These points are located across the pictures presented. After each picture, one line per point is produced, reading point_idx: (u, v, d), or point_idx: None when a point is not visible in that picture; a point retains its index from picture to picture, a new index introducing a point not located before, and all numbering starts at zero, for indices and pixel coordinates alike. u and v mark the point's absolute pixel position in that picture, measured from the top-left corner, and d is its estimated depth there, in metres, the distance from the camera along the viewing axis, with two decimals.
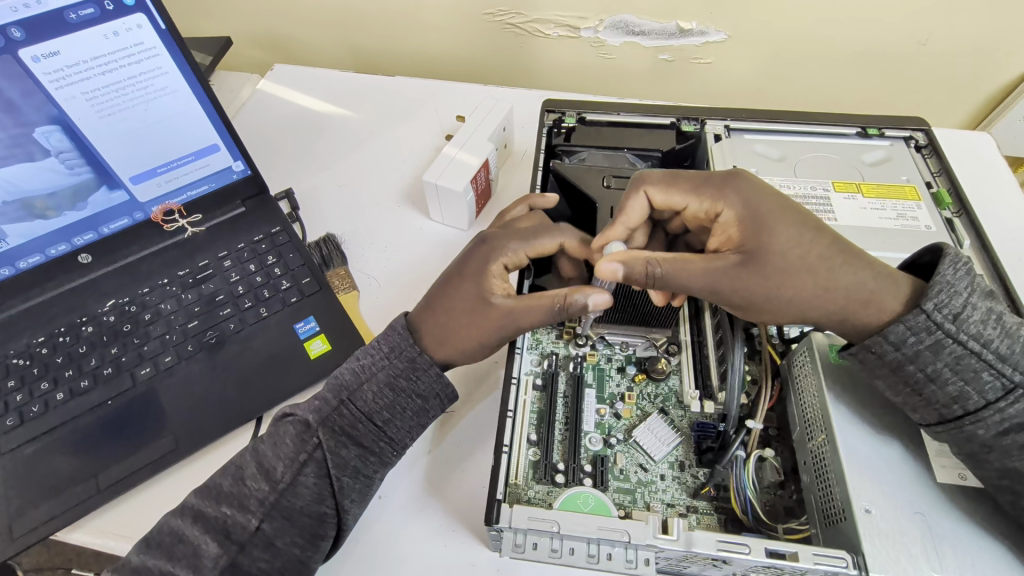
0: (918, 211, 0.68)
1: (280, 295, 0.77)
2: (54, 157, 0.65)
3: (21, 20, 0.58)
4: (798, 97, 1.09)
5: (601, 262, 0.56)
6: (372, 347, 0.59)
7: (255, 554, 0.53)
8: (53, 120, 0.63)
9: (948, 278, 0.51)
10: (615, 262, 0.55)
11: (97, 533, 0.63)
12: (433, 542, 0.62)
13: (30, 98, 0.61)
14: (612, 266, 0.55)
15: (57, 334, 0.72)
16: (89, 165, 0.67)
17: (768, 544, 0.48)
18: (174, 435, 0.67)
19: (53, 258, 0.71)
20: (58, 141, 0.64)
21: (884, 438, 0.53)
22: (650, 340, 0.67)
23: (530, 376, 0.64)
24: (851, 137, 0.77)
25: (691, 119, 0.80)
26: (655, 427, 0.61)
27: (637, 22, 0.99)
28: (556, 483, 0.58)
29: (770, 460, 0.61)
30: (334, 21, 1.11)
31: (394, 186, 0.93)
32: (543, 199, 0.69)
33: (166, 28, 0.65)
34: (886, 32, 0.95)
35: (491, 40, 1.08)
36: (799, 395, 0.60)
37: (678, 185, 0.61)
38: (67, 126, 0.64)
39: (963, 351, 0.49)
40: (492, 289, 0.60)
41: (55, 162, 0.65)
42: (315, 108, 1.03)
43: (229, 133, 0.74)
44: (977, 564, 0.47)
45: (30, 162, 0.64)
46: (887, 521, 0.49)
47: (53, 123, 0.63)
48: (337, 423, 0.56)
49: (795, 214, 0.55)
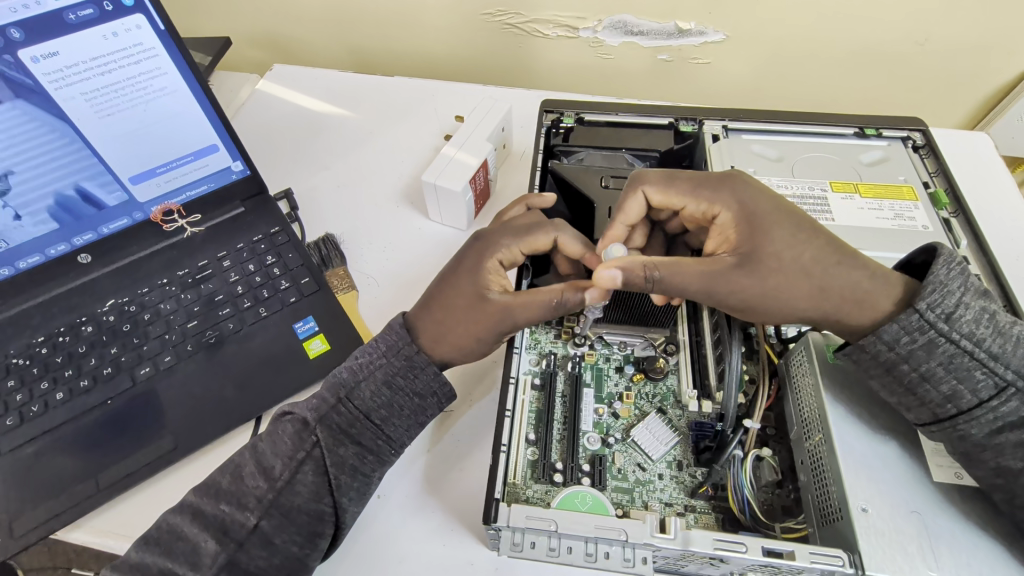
0: (915, 212, 0.68)
1: (280, 295, 0.77)
2: (56, 160, 0.65)
3: (21, 21, 0.58)
4: (797, 97, 1.09)
5: (599, 269, 0.56)
6: (370, 346, 0.59)
7: (253, 552, 0.53)
8: (54, 121, 0.63)
9: (941, 277, 0.51)
10: (613, 269, 0.55)
11: (97, 533, 0.63)
12: (431, 541, 0.62)
13: (30, 99, 0.61)
14: (610, 273, 0.55)
15: (57, 334, 0.72)
16: (89, 165, 0.68)
17: (765, 542, 0.48)
18: (174, 434, 0.67)
19: (53, 258, 0.71)
20: (60, 143, 0.65)
21: (880, 437, 0.53)
22: (649, 340, 0.67)
23: (528, 375, 0.64)
24: (848, 137, 0.77)
25: (689, 120, 0.80)
26: (653, 426, 0.62)
27: (636, 23, 0.99)
28: (554, 482, 0.58)
29: (767, 459, 0.61)
30: (334, 21, 1.11)
31: (393, 186, 0.93)
32: (540, 199, 0.69)
33: (165, 29, 0.65)
34: (884, 33, 0.95)
35: (490, 40, 1.08)
36: (796, 395, 0.60)
37: (675, 186, 0.61)
38: (68, 127, 0.64)
39: (956, 350, 0.49)
40: (489, 285, 0.60)
41: (55, 163, 0.65)
42: (314, 108, 1.03)
43: (228, 133, 0.74)
44: (973, 562, 0.48)
45: (32, 168, 0.64)
46: (884, 520, 0.49)
47: (54, 125, 0.64)
48: (335, 421, 0.56)
49: (791, 215, 0.56)
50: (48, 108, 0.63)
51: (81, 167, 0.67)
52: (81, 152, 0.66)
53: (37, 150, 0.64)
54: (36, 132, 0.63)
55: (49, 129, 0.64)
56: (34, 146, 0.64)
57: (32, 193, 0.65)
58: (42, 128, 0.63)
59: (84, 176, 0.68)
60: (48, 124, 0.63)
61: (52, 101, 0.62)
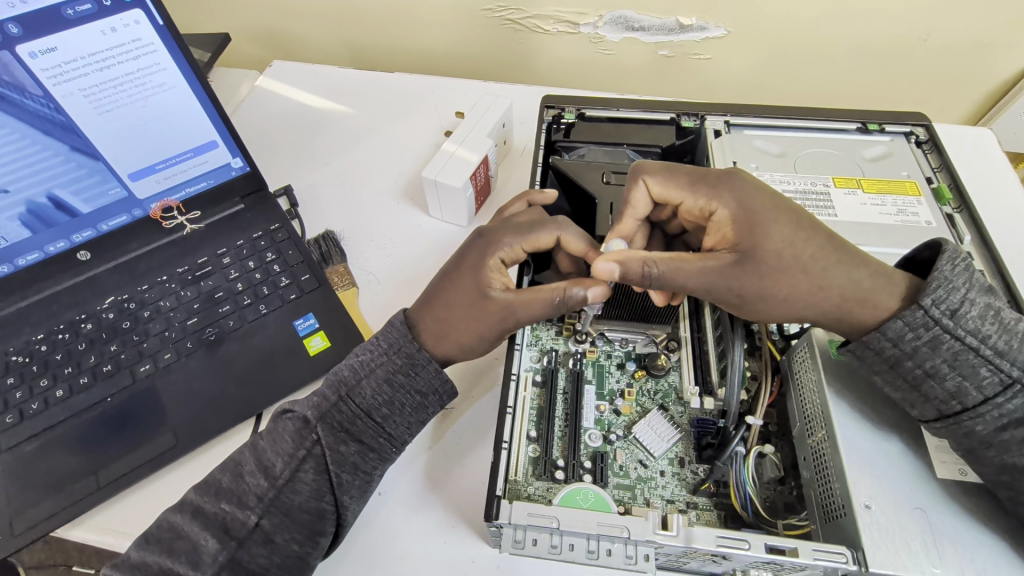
0: (918, 207, 0.68)
1: (279, 291, 0.77)
2: (34, 163, 0.64)
3: (18, 16, 0.57)
4: (798, 92, 1.09)
5: (597, 260, 0.56)
6: (372, 343, 0.59)
7: (253, 550, 0.53)
8: (25, 125, 0.62)
9: (946, 274, 0.50)
10: (610, 262, 0.55)
11: (96, 530, 0.63)
12: (434, 538, 0.62)
13: (3, 106, 0.60)
14: (608, 265, 0.55)
15: (56, 331, 0.72)
16: (69, 168, 0.66)
17: (768, 539, 0.48)
18: (174, 431, 0.67)
19: (51, 254, 0.71)
20: (41, 145, 0.64)
21: (883, 433, 0.53)
22: (651, 336, 0.67)
23: (529, 372, 0.64)
24: (851, 132, 0.77)
25: (690, 115, 0.79)
26: (656, 423, 0.61)
27: (637, 18, 0.99)
28: (555, 479, 0.58)
29: (770, 456, 0.60)
30: (333, 18, 1.11)
31: (394, 183, 0.92)
32: (541, 195, 0.69)
33: (164, 25, 0.65)
34: (886, 27, 0.95)
35: (491, 36, 1.07)
36: (799, 391, 0.60)
37: (675, 180, 0.60)
38: (36, 132, 0.63)
39: (961, 347, 0.49)
40: (490, 282, 0.60)
41: (29, 168, 0.64)
42: (314, 104, 1.03)
43: (228, 130, 0.74)
44: (978, 559, 0.47)
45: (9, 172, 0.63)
46: (887, 516, 0.48)
47: (22, 130, 0.62)
48: (337, 418, 0.56)
49: (789, 213, 0.55)
50: (17, 114, 0.61)
51: (58, 169, 0.66)
52: (53, 156, 0.65)
53: (9, 155, 0.62)
54: (7, 140, 0.61)
55: (20, 135, 0.62)
56: (7, 151, 0.62)
57: (11, 198, 0.64)
58: (12, 134, 0.61)
59: (61, 179, 0.66)
60: (20, 130, 0.62)
61: (23, 108, 0.61)
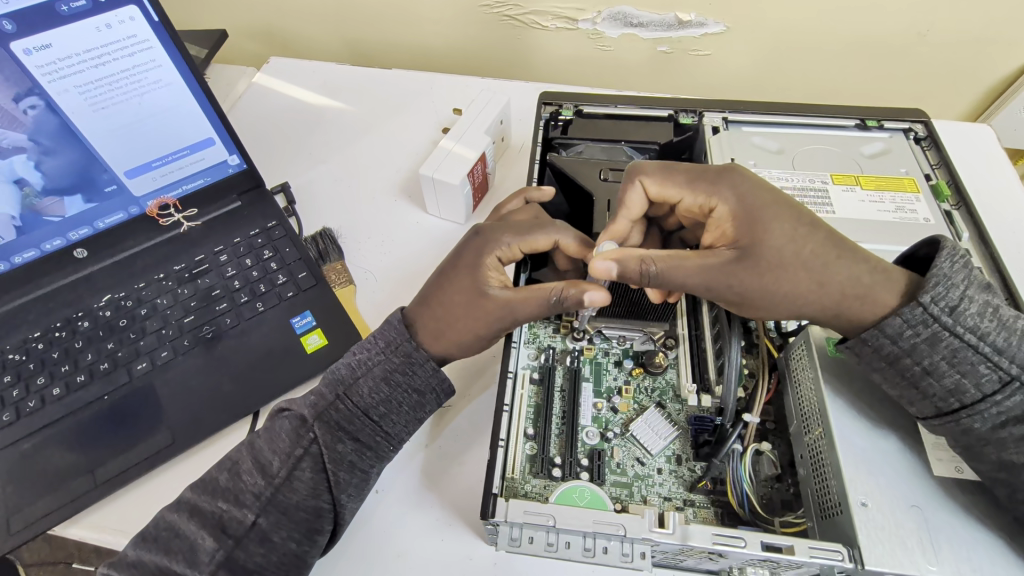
0: (917, 204, 0.68)
1: (277, 289, 0.77)
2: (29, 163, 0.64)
3: (12, 13, 0.57)
4: (798, 89, 1.08)
5: (596, 257, 0.56)
6: (369, 342, 0.59)
7: (251, 548, 0.53)
8: (11, 125, 0.61)
9: (945, 270, 0.50)
10: (608, 260, 0.56)
11: (94, 528, 0.63)
12: (430, 536, 0.62)
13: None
14: (607, 263, 0.55)
15: (53, 329, 0.71)
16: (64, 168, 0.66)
17: (764, 537, 0.48)
18: (171, 430, 0.67)
19: (48, 253, 0.71)
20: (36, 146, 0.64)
21: (880, 431, 0.53)
22: (648, 333, 0.67)
23: (526, 370, 0.64)
24: (850, 129, 0.76)
25: (689, 112, 0.79)
26: (652, 420, 0.62)
27: (636, 14, 0.98)
28: (552, 477, 0.58)
29: (767, 453, 0.60)
30: (330, 14, 1.10)
31: (391, 180, 0.92)
32: (539, 192, 0.70)
33: (159, 20, 0.64)
34: (885, 23, 0.94)
35: (489, 32, 1.07)
36: (796, 387, 0.60)
37: (672, 178, 0.60)
38: (24, 132, 0.62)
39: (960, 345, 0.49)
40: (489, 281, 0.60)
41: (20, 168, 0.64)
42: (311, 100, 1.03)
43: (224, 126, 0.73)
44: (973, 556, 0.47)
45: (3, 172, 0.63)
46: (883, 515, 0.48)
47: (4, 130, 0.61)
48: (333, 418, 0.56)
49: (789, 209, 0.55)
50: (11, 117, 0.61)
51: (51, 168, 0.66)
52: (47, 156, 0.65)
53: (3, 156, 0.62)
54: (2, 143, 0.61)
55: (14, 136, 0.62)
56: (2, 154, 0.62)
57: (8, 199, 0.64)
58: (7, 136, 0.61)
59: (56, 178, 0.66)
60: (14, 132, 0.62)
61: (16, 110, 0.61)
